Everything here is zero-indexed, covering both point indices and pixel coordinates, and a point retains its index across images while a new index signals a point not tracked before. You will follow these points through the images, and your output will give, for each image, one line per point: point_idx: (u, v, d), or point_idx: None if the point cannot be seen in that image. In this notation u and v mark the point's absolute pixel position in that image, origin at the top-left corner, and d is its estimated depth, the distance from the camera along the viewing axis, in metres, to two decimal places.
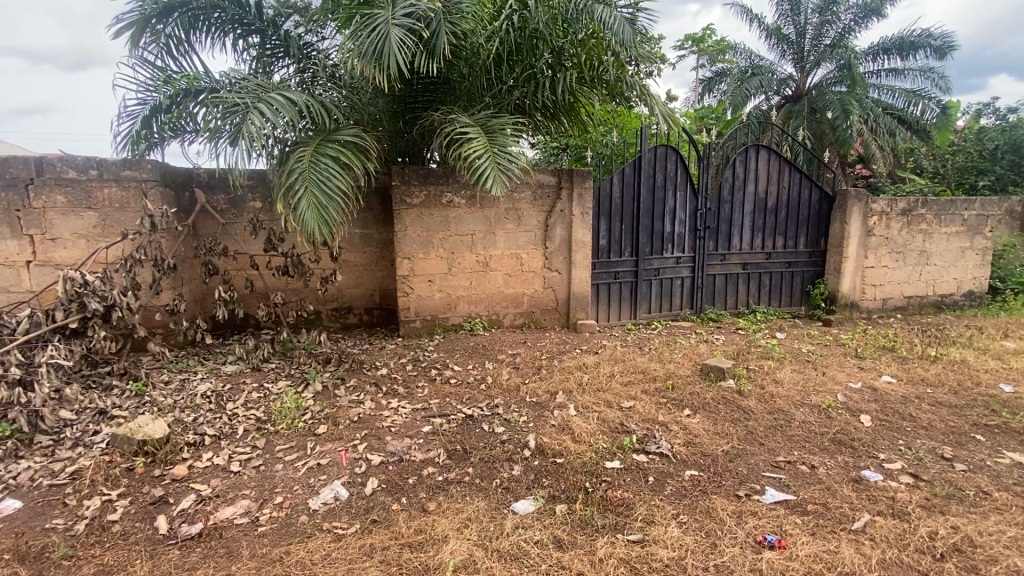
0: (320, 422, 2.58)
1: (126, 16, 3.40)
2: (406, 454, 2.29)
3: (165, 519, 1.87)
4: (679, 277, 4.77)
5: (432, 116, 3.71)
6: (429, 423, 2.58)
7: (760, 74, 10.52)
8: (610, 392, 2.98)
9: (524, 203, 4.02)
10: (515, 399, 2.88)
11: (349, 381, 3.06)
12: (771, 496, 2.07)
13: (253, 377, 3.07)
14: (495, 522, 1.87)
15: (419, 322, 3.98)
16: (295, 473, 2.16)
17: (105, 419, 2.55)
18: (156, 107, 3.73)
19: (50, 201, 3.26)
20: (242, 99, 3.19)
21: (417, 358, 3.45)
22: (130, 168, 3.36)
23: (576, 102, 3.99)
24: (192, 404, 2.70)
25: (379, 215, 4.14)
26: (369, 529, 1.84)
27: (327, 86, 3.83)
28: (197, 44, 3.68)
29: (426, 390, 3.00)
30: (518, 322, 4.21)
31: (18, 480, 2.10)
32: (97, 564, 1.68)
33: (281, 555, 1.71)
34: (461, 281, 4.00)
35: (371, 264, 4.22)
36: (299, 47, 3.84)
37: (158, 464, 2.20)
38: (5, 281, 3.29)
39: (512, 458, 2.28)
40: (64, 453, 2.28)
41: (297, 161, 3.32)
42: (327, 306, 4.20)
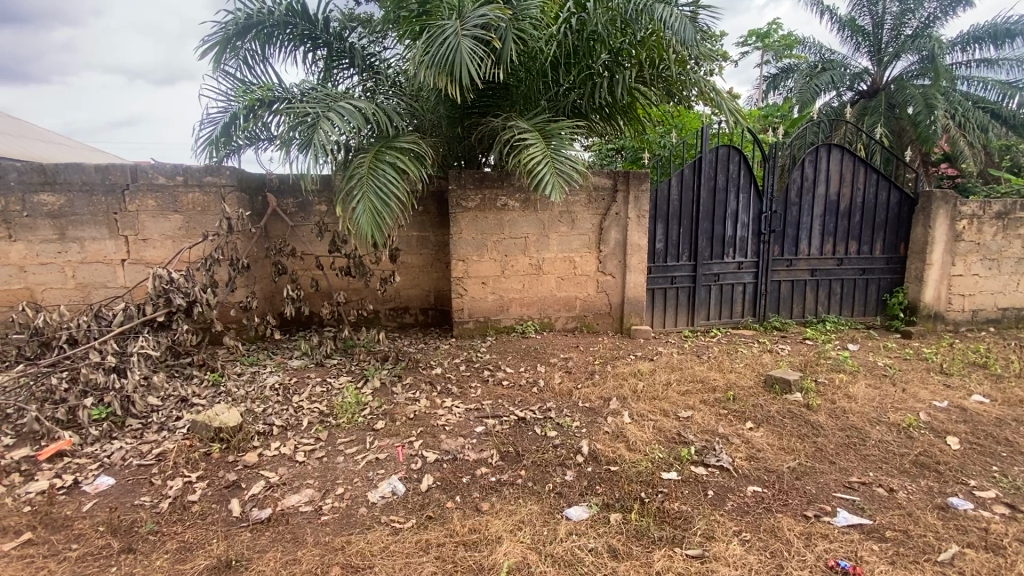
0: (378, 418, 2.67)
1: (211, 36, 3.68)
2: (460, 453, 2.32)
3: (238, 503, 1.99)
4: (740, 282, 4.57)
5: (491, 122, 3.75)
6: (482, 423, 2.61)
7: (832, 68, 9.85)
8: (666, 401, 2.89)
9: (579, 206, 3.99)
10: (567, 404, 2.85)
11: (405, 379, 3.14)
12: (844, 519, 1.93)
13: (317, 372, 3.23)
14: (549, 526, 1.86)
15: (473, 323, 4.03)
16: (354, 466, 2.24)
17: (186, 406, 2.76)
18: (235, 116, 3.99)
19: (141, 205, 3.56)
20: (312, 109, 3.38)
21: (470, 359, 3.51)
22: (212, 173, 3.63)
23: (634, 102, 3.93)
24: (262, 396, 2.86)
25: (435, 218, 4.24)
26: (425, 525, 1.87)
27: (389, 93, 3.98)
28: (271, 59, 3.92)
29: (479, 390, 3.04)
30: (570, 326, 4.18)
31: (112, 459, 2.31)
32: (179, 541, 1.80)
33: (342, 544, 1.77)
34: (514, 283, 4.03)
35: (428, 266, 4.32)
36: (363, 57, 4.03)
37: (231, 451, 2.34)
38: (104, 277, 3.63)
39: (564, 463, 2.26)
40: (151, 436, 2.48)
41: (357, 167, 3.46)
42: (385, 306, 4.34)
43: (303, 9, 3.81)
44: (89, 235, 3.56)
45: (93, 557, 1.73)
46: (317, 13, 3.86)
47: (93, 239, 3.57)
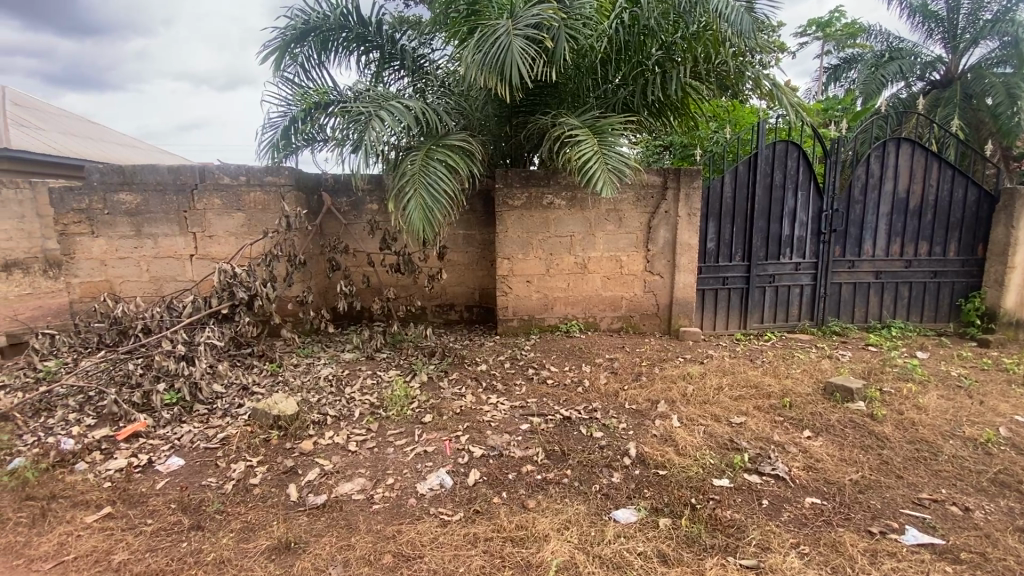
0: (426, 411, 2.72)
1: (271, 43, 3.86)
2: (506, 450, 2.34)
3: (295, 488, 2.09)
4: (798, 284, 4.36)
5: (539, 120, 3.75)
6: (527, 421, 2.62)
7: (900, 58, 9.18)
8: (718, 406, 2.80)
9: (626, 204, 3.92)
10: (613, 405, 2.81)
11: (451, 374, 3.20)
12: (912, 537, 1.81)
13: (368, 365, 3.34)
14: (596, 528, 1.84)
15: (517, 321, 4.04)
16: (404, 458, 2.30)
17: (248, 394, 2.91)
18: (293, 120, 4.17)
19: (208, 204, 3.78)
20: (366, 109, 3.49)
21: (514, 357, 3.52)
22: (272, 174, 3.80)
23: (686, 97, 3.83)
24: (316, 387, 2.98)
25: (481, 216, 4.28)
26: (472, 518, 1.90)
27: (438, 93, 4.05)
28: (327, 63, 4.07)
29: (524, 388, 3.04)
30: (615, 326, 4.12)
31: (182, 441, 2.47)
32: (242, 521, 1.90)
33: (394, 533, 1.82)
34: (559, 282, 4.01)
35: (473, 264, 4.37)
36: (414, 58, 4.12)
37: (288, 438, 2.46)
38: (174, 272, 3.88)
39: (611, 465, 2.23)
40: (216, 421, 2.64)
41: (409, 165, 3.53)
42: (432, 302, 4.42)
43: (357, 14, 3.93)
44: (162, 232, 3.81)
45: (166, 532, 1.86)
46: (370, 17, 3.96)
47: (165, 236, 3.82)
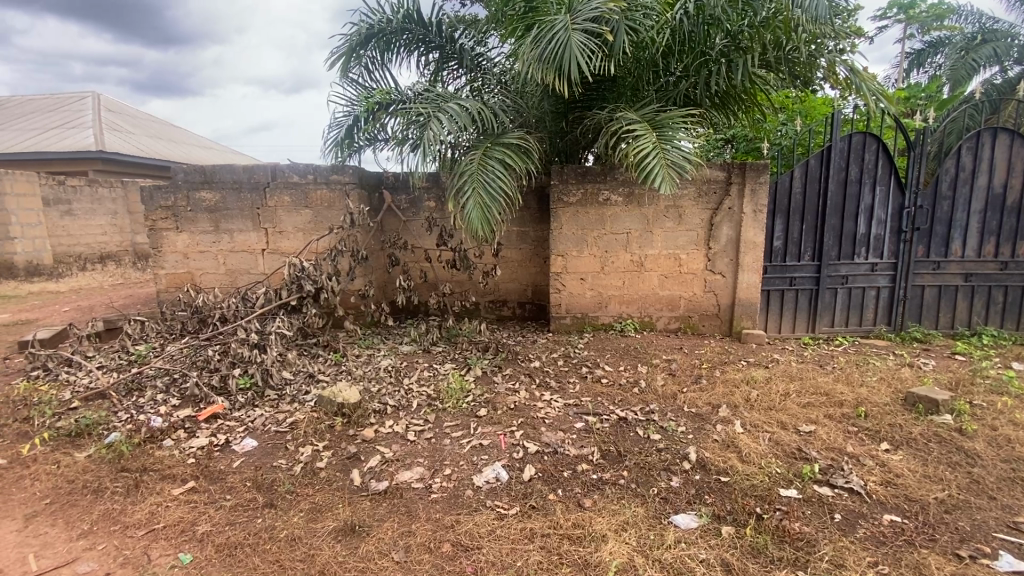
0: (481, 405, 2.76)
1: (338, 47, 4.02)
2: (561, 447, 2.33)
3: (359, 473, 2.17)
4: (874, 286, 4.07)
5: (597, 116, 3.69)
6: (582, 420, 2.59)
7: (996, 40, 8.29)
8: (784, 413, 2.66)
9: (687, 200, 3.80)
10: (672, 407, 2.74)
11: (505, 370, 3.22)
12: (1009, 564, 1.65)
13: (425, 358, 3.43)
14: (654, 531, 1.80)
15: (570, 319, 4.02)
16: (460, 450, 2.34)
17: (314, 382, 3.05)
18: (357, 120, 4.33)
19: (279, 201, 4.00)
20: (426, 109, 3.57)
21: (568, 354, 3.50)
22: (337, 172, 3.96)
23: (754, 88, 3.65)
24: (377, 377, 3.09)
25: (536, 213, 4.27)
26: (529, 514, 1.91)
27: (496, 90, 4.07)
28: (389, 64, 4.19)
29: (578, 386, 3.02)
30: (672, 326, 4.01)
31: (255, 424, 2.62)
32: (311, 502, 2.01)
33: (452, 522, 1.86)
34: (614, 280, 3.95)
35: (527, 260, 4.36)
36: (472, 57, 4.16)
37: (351, 425, 2.56)
38: (248, 265, 4.13)
39: (670, 468, 2.17)
40: (285, 406, 2.79)
41: (467, 163, 3.57)
42: (485, 298, 4.47)
43: (418, 15, 4.01)
44: (237, 227, 4.07)
45: (243, 508, 1.99)
46: (431, 17, 4.04)
47: (240, 231, 4.07)
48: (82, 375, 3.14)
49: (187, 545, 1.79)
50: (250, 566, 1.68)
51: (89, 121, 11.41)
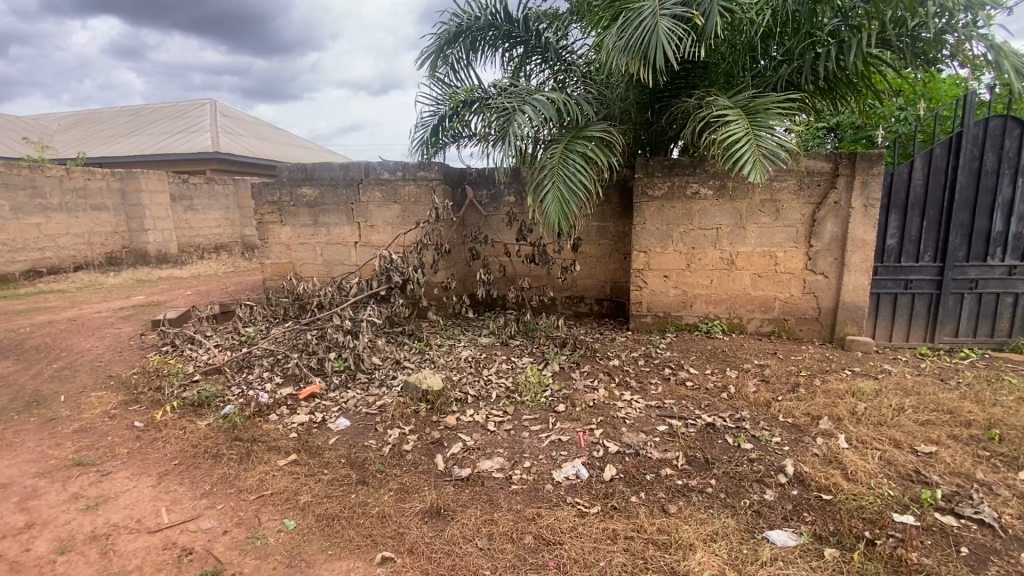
0: (559, 401, 2.75)
1: (427, 47, 4.16)
2: (643, 449, 2.26)
3: (442, 459, 2.25)
4: (1011, 292, 3.55)
5: (684, 104, 3.51)
6: (665, 423, 2.50)
7: None
8: (897, 430, 2.40)
9: (786, 194, 3.53)
10: (765, 416, 2.57)
11: (584, 367, 3.18)
12: None
13: (503, 351, 3.48)
14: (747, 546, 1.70)
15: (652, 317, 3.89)
16: (539, 444, 2.35)
17: (400, 368, 3.20)
18: (442, 118, 4.46)
19: (370, 196, 4.22)
20: (510, 103, 3.60)
21: (649, 354, 3.39)
22: (423, 169, 4.10)
23: (868, 70, 3.31)
24: (457, 366, 3.18)
25: (617, 208, 4.14)
26: (610, 514, 1.87)
27: (580, 84, 4.01)
28: (474, 62, 4.26)
29: (660, 388, 2.91)
30: (764, 329, 3.75)
31: (348, 405, 2.80)
32: (399, 482, 2.10)
33: (534, 515, 1.86)
34: (701, 278, 3.76)
35: (607, 256, 4.25)
36: (556, 50, 4.13)
37: (434, 411, 2.66)
38: (342, 256, 4.41)
39: (763, 480, 2.04)
40: (374, 389, 2.95)
41: (548, 157, 3.56)
42: (563, 293, 4.43)
43: (504, 11, 4.04)
44: (334, 221, 4.35)
45: (339, 482, 2.13)
46: (516, 13, 4.05)
47: (336, 225, 4.36)
48: (202, 352, 3.52)
49: (291, 513, 1.95)
50: (346, 537, 1.79)
51: (207, 125, 12.74)
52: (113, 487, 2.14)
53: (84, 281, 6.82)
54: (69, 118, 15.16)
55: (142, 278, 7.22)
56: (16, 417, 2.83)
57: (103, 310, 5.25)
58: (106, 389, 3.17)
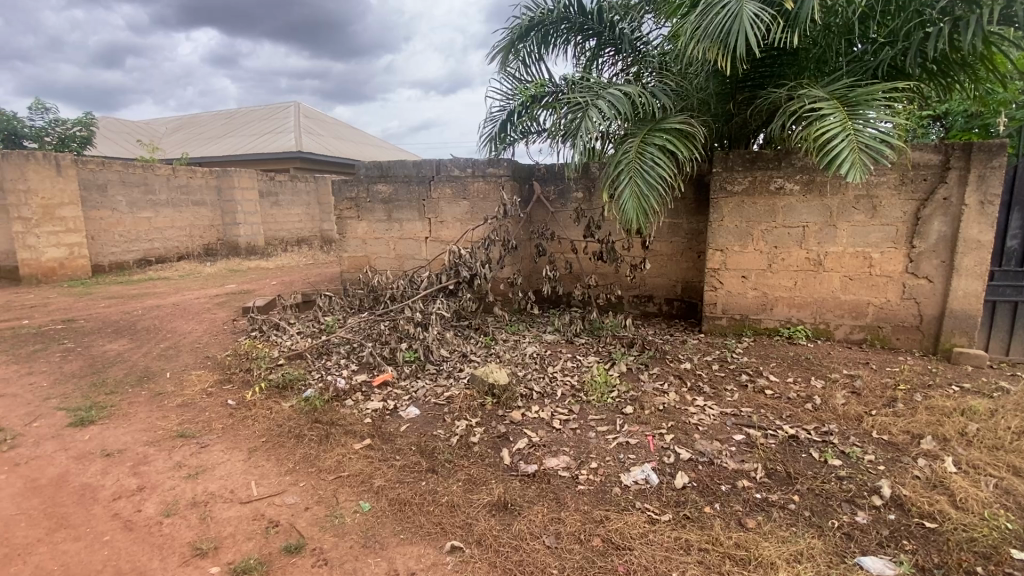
0: (627, 403, 2.68)
1: (500, 43, 4.17)
2: (717, 458, 2.15)
3: (508, 453, 2.26)
4: None
5: (771, 95, 3.29)
6: (742, 432, 2.36)
7: None
8: (1017, 456, 2.13)
9: (884, 190, 3.22)
10: (855, 431, 2.36)
11: (653, 368, 3.08)
12: None
13: (569, 349, 3.44)
14: (836, 571, 1.57)
15: (727, 320, 3.70)
16: (606, 445, 2.30)
17: (466, 361, 3.25)
18: (512, 113, 4.47)
19: (441, 193, 4.32)
20: (583, 98, 3.54)
21: (724, 359, 3.22)
22: (493, 165, 4.13)
23: (989, 51, 2.93)
24: (523, 362, 3.19)
25: (692, 204, 3.97)
26: (682, 523, 1.80)
27: (655, 75, 3.87)
28: (545, 56, 4.23)
29: (736, 395, 2.76)
30: (854, 336, 3.46)
31: (417, 394, 2.89)
32: (467, 473, 2.14)
33: (602, 518, 1.83)
34: (783, 280, 3.53)
35: (679, 254, 4.08)
36: (631, 42, 4.01)
37: (501, 406, 2.68)
38: (413, 250, 4.55)
39: (854, 501, 1.88)
40: (442, 380, 3.02)
41: (623, 153, 3.46)
42: (632, 292, 4.31)
43: (578, 3, 3.98)
44: (406, 217, 4.50)
45: (409, 469, 2.20)
46: (591, 5, 3.98)
47: (408, 220, 4.50)
48: (286, 338, 3.77)
49: (366, 495, 2.04)
50: (417, 523, 1.85)
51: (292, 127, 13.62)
52: (210, 459, 2.34)
53: (185, 270, 7.51)
54: (175, 122, 16.75)
55: (233, 268, 7.84)
56: (130, 390, 3.18)
57: (201, 297, 5.76)
58: (203, 368, 3.47)
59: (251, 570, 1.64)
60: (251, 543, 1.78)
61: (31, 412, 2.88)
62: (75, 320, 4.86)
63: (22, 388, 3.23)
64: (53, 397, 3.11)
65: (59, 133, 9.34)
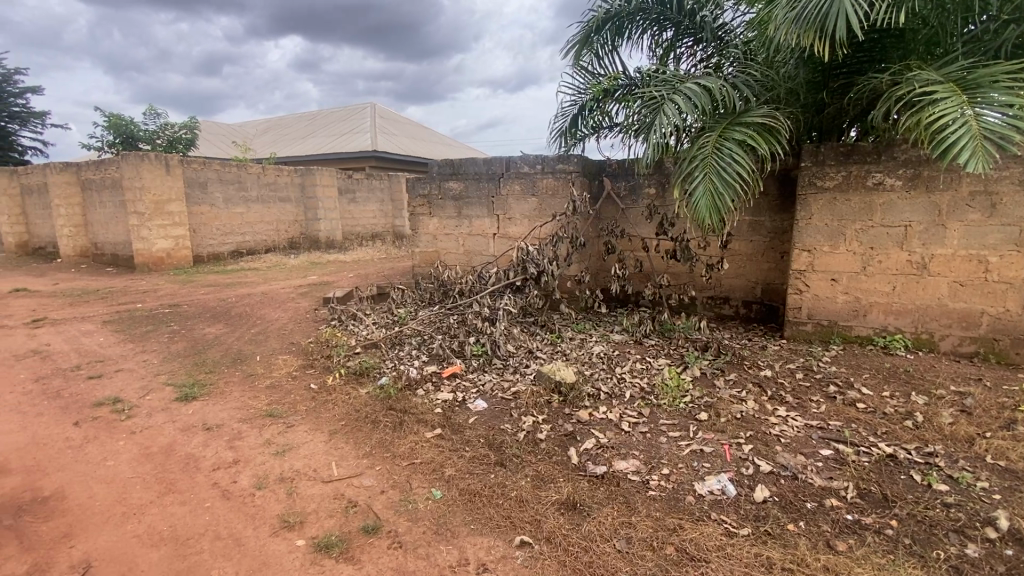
0: (701, 409, 2.57)
1: (575, 36, 4.12)
2: (802, 473, 2.01)
3: (575, 452, 2.24)
4: None
5: (871, 82, 3.02)
6: (830, 447, 2.19)
7: None
8: None
9: (1007, 186, 2.86)
10: (964, 454, 2.12)
11: (729, 374, 2.93)
12: None
13: (638, 349, 3.36)
14: None
15: (812, 326, 3.45)
16: (679, 451, 2.22)
17: (532, 357, 3.25)
18: (583, 108, 4.41)
19: (511, 189, 4.35)
20: (659, 92, 3.43)
21: (809, 367, 3.00)
22: (563, 162, 4.08)
23: None
24: (590, 361, 3.14)
25: (775, 201, 3.73)
26: (763, 539, 1.70)
27: (737, 65, 3.67)
28: (620, 48, 4.13)
29: (823, 407, 2.56)
30: (964, 348, 3.11)
31: (485, 388, 2.93)
32: (535, 470, 2.14)
33: (675, 526, 1.77)
34: (880, 284, 3.23)
35: (760, 254, 3.86)
36: (713, 30, 3.83)
37: (567, 404, 2.66)
38: (482, 246, 4.62)
39: (965, 532, 1.69)
40: (508, 375, 3.05)
41: (699, 148, 3.30)
42: (706, 293, 4.13)
43: None
44: (476, 213, 4.57)
45: (477, 461, 2.24)
46: None
47: (477, 217, 4.58)
48: (362, 327, 3.96)
49: (437, 483, 2.10)
50: (487, 515, 1.88)
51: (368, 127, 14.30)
52: (295, 438, 2.51)
53: (272, 262, 8.10)
54: (264, 124, 18.08)
55: (315, 261, 8.36)
56: (226, 370, 3.47)
57: (286, 286, 6.20)
58: (289, 353, 3.73)
59: (332, 547, 1.74)
60: (332, 521, 1.88)
61: (144, 386, 3.22)
62: (180, 305, 5.38)
63: (138, 365, 3.63)
64: (163, 373, 3.46)
65: (168, 136, 10.37)
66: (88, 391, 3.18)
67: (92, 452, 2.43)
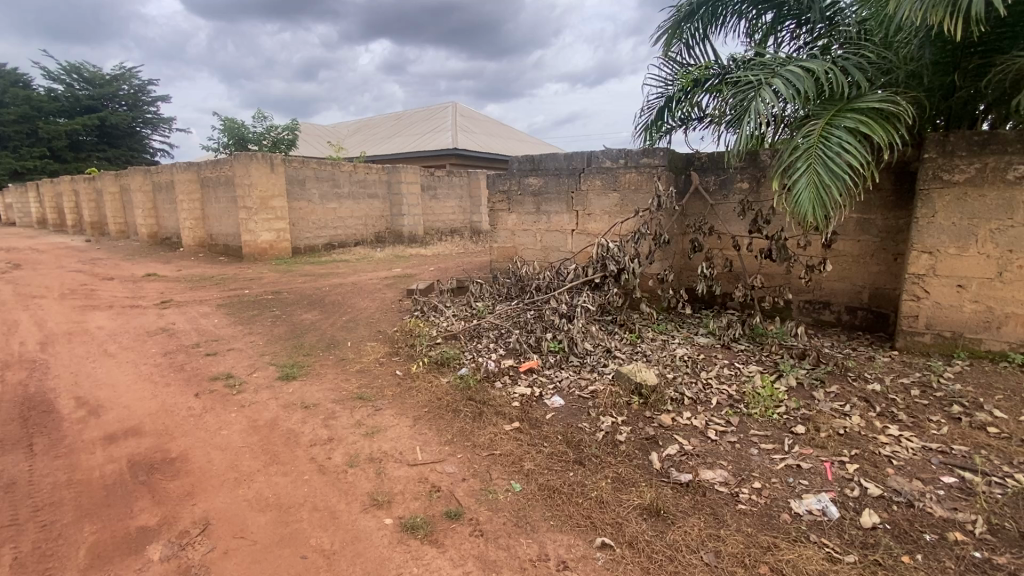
0: (797, 421, 2.38)
1: (664, 25, 3.96)
2: (919, 501, 1.80)
3: (657, 458, 2.17)
4: None
5: (1016, 61, 2.62)
6: (954, 475, 1.94)
7: None
8: None
9: None
10: None
11: (830, 386, 2.69)
12: None
13: (725, 354, 3.18)
14: None
15: (931, 337, 3.08)
16: (772, 465, 2.07)
17: (611, 356, 3.19)
18: (670, 99, 4.24)
19: (591, 184, 4.28)
20: (755, 78, 3.21)
21: (927, 384, 2.68)
22: (647, 155, 3.93)
23: None
24: (672, 363, 3.02)
25: (890, 197, 3.36)
26: (872, 569, 1.54)
27: (848, 47, 3.34)
28: (713, 35, 3.91)
29: (944, 428, 2.28)
30: None
31: (562, 385, 2.92)
32: (614, 472, 2.10)
33: (770, 544, 1.65)
34: (1019, 293, 2.82)
35: (869, 255, 3.50)
36: (821, 10, 3.52)
37: (647, 407, 2.58)
38: (560, 242, 4.60)
39: None
40: (586, 373, 3.01)
41: (803, 137, 3.05)
42: (804, 297, 3.82)
43: None
44: (555, 208, 4.55)
45: (555, 458, 2.23)
46: None
47: (556, 213, 4.56)
48: (443, 319, 4.10)
49: (516, 476, 2.12)
50: (566, 513, 1.87)
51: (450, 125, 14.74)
52: (382, 421, 2.65)
53: (361, 254, 8.62)
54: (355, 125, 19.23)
55: (399, 254, 8.78)
56: (321, 354, 3.74)
57: (373, 278, 6.57)
58: (376, 341, 3.95)
59: (417, 528, 1.81)
60: (417, 503, 1.96)
61: (252, 364, 3.56)
62: (281, 292, 5.87)
63: (246, 345, 4.01)
64: (267, 353, 3.80)
65: (274, 137, 11.35)
66: (205, 366, 3.56)
67: (209, 420, 2.72)
